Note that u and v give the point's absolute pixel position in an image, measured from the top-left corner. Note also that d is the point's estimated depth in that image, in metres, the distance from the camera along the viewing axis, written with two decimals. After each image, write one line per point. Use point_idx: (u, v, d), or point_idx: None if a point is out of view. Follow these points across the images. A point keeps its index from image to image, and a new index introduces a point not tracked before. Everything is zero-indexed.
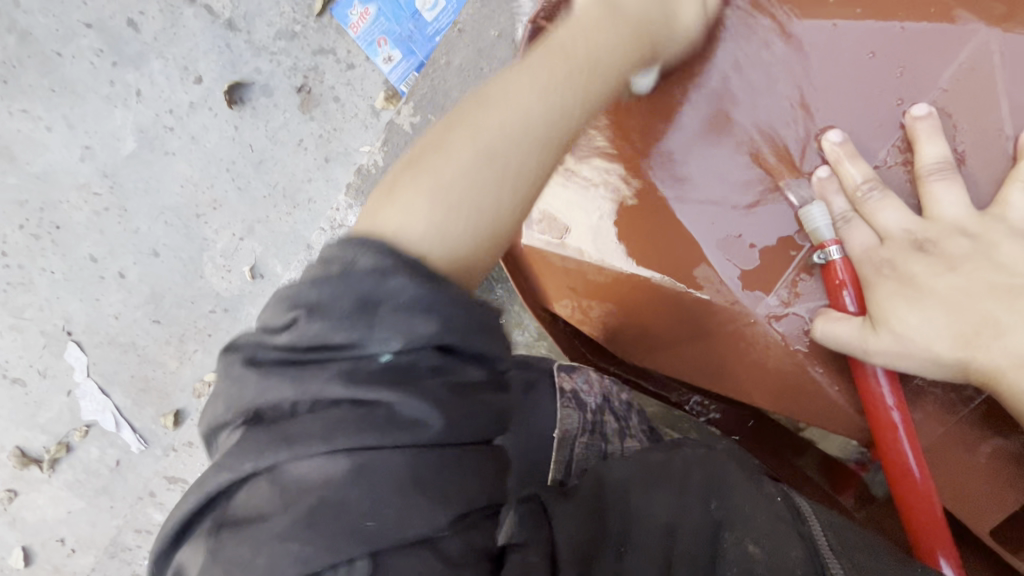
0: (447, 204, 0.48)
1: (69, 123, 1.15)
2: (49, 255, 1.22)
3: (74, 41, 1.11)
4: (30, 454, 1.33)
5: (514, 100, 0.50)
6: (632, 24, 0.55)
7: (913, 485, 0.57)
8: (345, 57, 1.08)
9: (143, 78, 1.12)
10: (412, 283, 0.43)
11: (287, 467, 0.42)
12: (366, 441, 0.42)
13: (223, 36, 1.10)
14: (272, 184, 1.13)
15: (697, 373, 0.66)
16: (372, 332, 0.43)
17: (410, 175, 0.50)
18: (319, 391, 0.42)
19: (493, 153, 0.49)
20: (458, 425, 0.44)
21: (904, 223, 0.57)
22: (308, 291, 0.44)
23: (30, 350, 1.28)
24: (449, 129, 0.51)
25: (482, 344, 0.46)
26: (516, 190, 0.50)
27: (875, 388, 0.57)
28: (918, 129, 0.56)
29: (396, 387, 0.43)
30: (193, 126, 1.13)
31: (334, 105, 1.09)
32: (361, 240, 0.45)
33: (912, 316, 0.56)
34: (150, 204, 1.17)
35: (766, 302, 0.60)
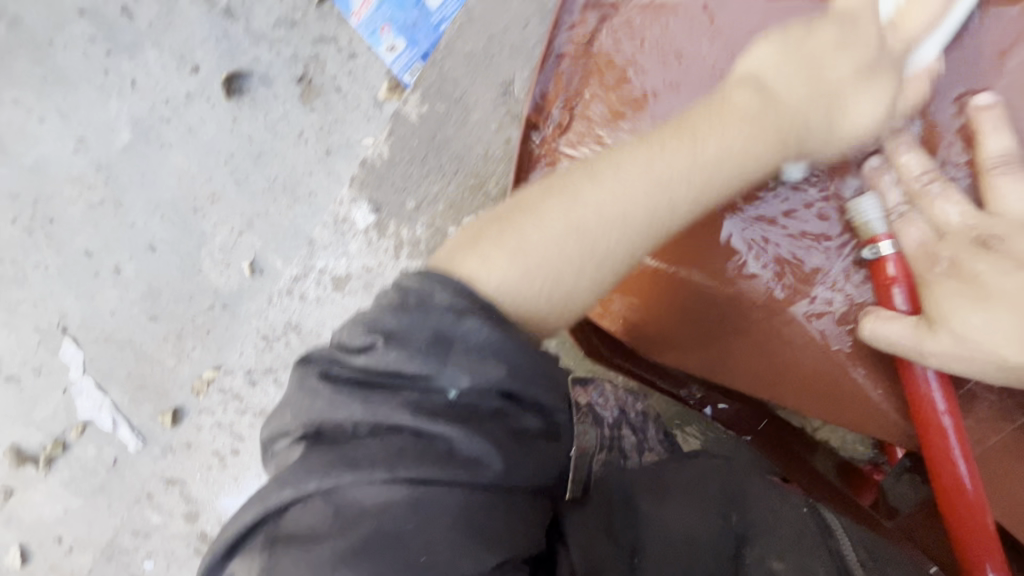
0: (529, 265, 0.48)
1: (62, 113, 1.11)
2: (43, 250, 1.19)
3: (67, 29, 1.08)
4: (26, 452, 1.30)
5: (621, 182, 0.50)
6: (775, 129, 0.53)
7: (963, 493, 0.53)
8: (347, 46, 1.05)
9: (138, 67, 1.08)
10: (487, 327, 0.43)
11: (348, 490, 0.40)
12: (425, 473, 0.41)
13: (221, 24, 1.07)
14: (271, 177, 1.10)
15: (725, 368, 0.63)
16: (444, 367, 0.42)
17: (500, 228, 0.50)
18: (386, 417, 0.41)
19: (584, 228, 0.49)
20: (517, 466, 0.44)
21: (966, 218, 0.53)
22: (391, 319, 0.43)
23: (24, 346, 1.25)
24: (544, 191, 0.51)
25: (541, 392, 0.45)
26: (604, 264, 0.50)
27: (922, 390, 0.54)
28: (981, 118, 0.53)
29: (462, 422, 0.42)
30: (190, 118, 1.10)
31: (336, 96, 1.06)
32: (441, 276, 0.45)
33: (976, 317, 0.52)
34: (146, 197, 1.14)
35: (806, 299, 0.59)
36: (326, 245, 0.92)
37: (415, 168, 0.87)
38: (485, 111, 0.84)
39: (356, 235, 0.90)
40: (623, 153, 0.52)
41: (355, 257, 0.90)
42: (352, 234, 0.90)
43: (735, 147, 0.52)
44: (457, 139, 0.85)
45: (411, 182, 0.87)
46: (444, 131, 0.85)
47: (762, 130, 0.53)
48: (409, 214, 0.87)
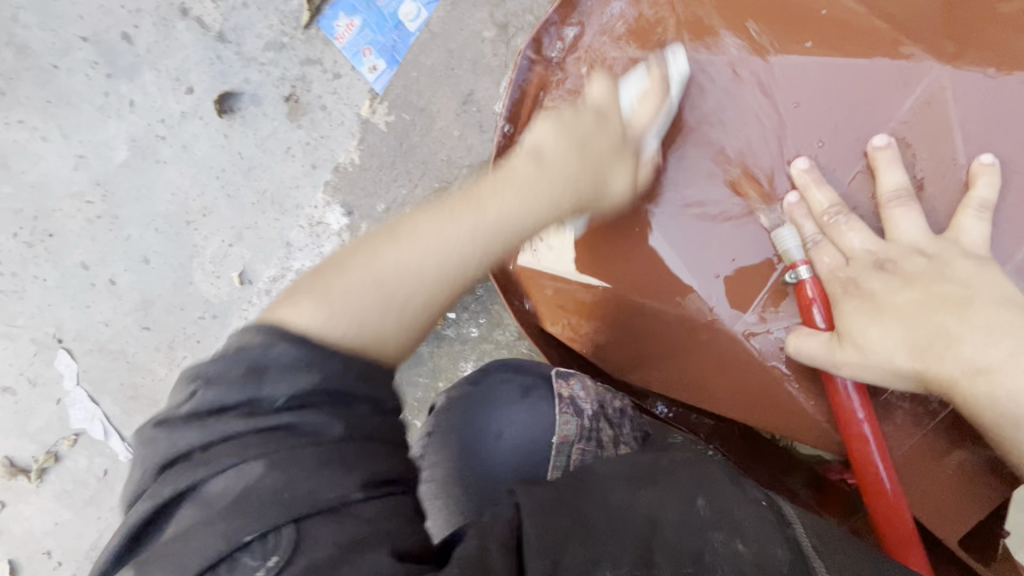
0: (345, 315, 0.55)
1: (64, 132, 1.18)
2: (41, 263, 1.24)
3: (71, 54, 1.15)
4: (18, 463, 1.33)
5: (418, 242, 0.60)
6: (567, 194, 0.68)
7: (880, 488, 0.65)
8: (332, 67, 1.11)
9: (136, 89, 1.15)
10: (295, 351, 0.51)
11: (207, 484, 0.49)
12: (275, 452, 0.49)
13: (214, 48, 1.13)
14: (260, 191, 1.16)
15: (684, 384, 0.75)
16: (262, 388, 0.50)
17: (312, 284, 0.57)
18: (219, 429, 0.49)
19: (383, 285, 0.57)
20: (357, 429, 0.51)
21: (866, 246, 0.66)
22: (209, 365, 0.51)
23: (21, 358, 1.29)
24: (355, 252, 0.60)
25: (364, 387, 0.53)
26: (391, 311, 0.57)
27: (844, 403, 0.66)
28: (878, 159, 0.65)
29: (280, 418, 0.50)
30: (184, 135, 1.16)
31: (321, 114, 1.12)
32: (268, 332, 0.52)
33: (872, 328, 0.64)
34: (141, 211, 1.20)
35: (743, 319, 0.71)
36: None
37: None
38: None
39: None
40: (419, 216, 0.62)
41: None
42: None
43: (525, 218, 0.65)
44: None
45: None
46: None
47: (539, 206, 0.66)
48: None
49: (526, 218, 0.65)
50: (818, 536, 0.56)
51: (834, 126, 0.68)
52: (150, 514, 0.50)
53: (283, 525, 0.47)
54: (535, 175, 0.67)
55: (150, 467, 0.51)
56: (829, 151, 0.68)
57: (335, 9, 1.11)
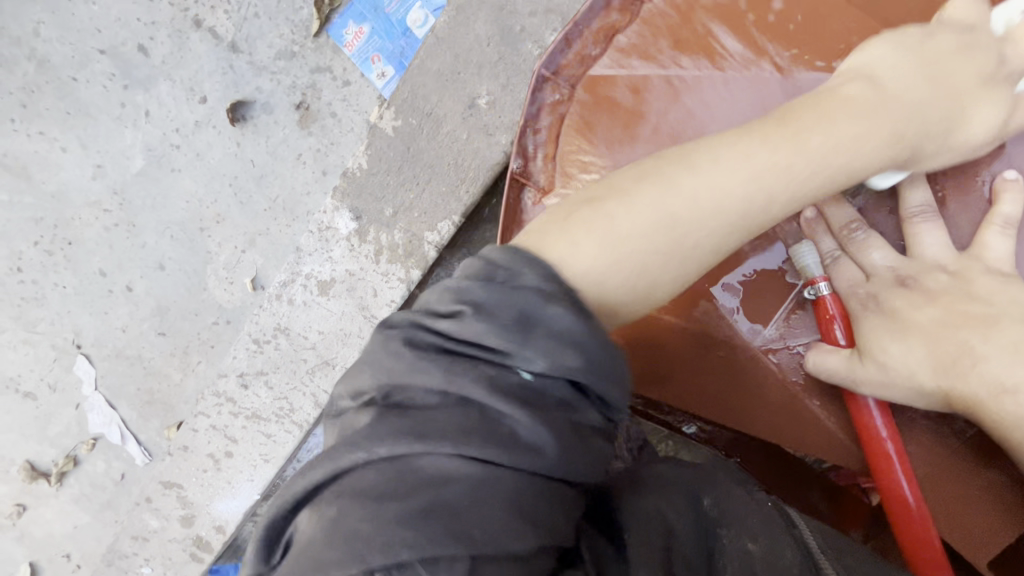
0: (611, 261, 0.47)
1: (83, 143, 1.20)
2: (61, 270, 1.27)
3: (89, 66, 1.18)
4: (39, 468, 1.36)
5: (711, 188, 0.48)
6: (893, 122, 0.50)
7: (909, 515, 0.54)
8: (342, 74, 1.12)
9: (152, 99, 1.18)
10: (572, 316, 0.43)
11: (416, 460, 0.41)
12: (487, 453, 0.40)
13: (226, 58, 1.15)
14: (271, 197, 1.17)
15: (700, 403, 0.63)
16: (523, 348, 0.42)
17: (590, 210, 0.49)
18: (462, 388, 0.42)
19: (674, 220, 0.48)
20: (572, 456, 0.43)
21: (888, 261, 0.56)
22: (477, 290, 0.43)
23: (41, 363, 1.32)
24: (636, 175, 0.50)
25: (612, 389, 0.44)
26: (681, 258, 0.49)
27: (865, 417, 0.56)
28: (899, 173, 0.55)
29: (527, 405, 0.42)
30: (198, 144, 1.18)
31: (331, 121, 1.13)
32: (528, 257, 0.45)
33: (895, 347, 0.54)
34: (157, 218, 1.22)
35: (762, 333, 0.60)
36: (312, 252, 0.97)
37: (392, 179, 0.93)
38: (455, 121, 0.90)
39: (338, 242, 0.96)
40: (718, 140, 0.50)
41: (338, 263, 0.96)
42: (335, 240, 0.96)
43: (871, 152, 0.50)
44: (429, 148, 0.91)
45: (387, 191, 0.93)
46: (417, 143, 0.91)
47: (882, 130, 0.50)
48: (386, 220, 0.93)
49: (870, 151, 0.50)
50: (825, 541, 0.54)
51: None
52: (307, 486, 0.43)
53: (460, 560, 0.39)
54: (881, 105, 0.50)
55: (382, 380, 0.44)
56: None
57: (343, 18, 1.12)
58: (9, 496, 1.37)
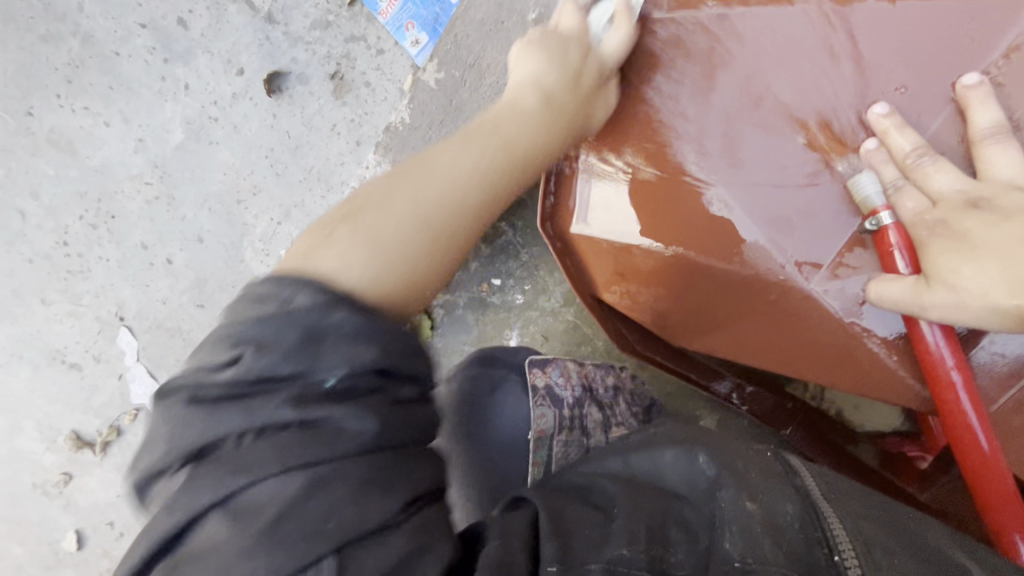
0: (383, 260, 0.53)
1: (125, 117, 1.23)
2: (105, 243, 1.31)
3: (130, 41, 1.20)
4: (84, 437, 1.41)
5: (454, 179, 0.58)
6: (558, 117, 0.65)
7: (976, 445, 0.55)
8: (375, 43, 1.13)
9: (191, 72, 1.20)
10: (353, 316, 0.48)
11: (243, 494, 0.44)
12: (310, 456, 0.44)
13: (263, 29, 1.17)
14: (307, 168, 1.19)
15: (746, 350, 0.66)
16: (316, 362, 0.46)
17: (347, 223, 0.55)
18: (267, 417, 0.45)
19: (425, 217, 0.56)
20: (396, 429, 0.48)
21: (957, 185, 0.55)
22: (251, 329, 0.47)
23: (86, 335, 1.36)
24: (390, 186, 0.58)
25: (414, 363, 0.50)
26: (438, 247, 0.57)
27: (931, 350, 0.55)
28: (969, 98, 0.55)
29: (335, 404, 0.46)
30: (235, 116, 1.20)
31: (365, 90, 1.14)
32: (302, 278, 0.49)
33: (966, 267, 0.53)
34: (196, 191, 1.25)
35: (818, 275, 0.60)
36: None
37: None
38: (498, 71, 1.06)
39: None
40: (449, 149, 0.61)
41: None
42: None
43: (538, 136, 0.64)
44: None
45: None
46: (458, 94, 1.08)
47: (547, 105, 0.65)
48: None
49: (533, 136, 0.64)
50: (826, 485, 0.58)
51: (914, 65, 0.58)
52: (167, 542, 0.45)
53: (325, 559, 0.43)
54: (551, 104, 0.65)
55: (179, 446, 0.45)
56: (911, 95, 0.58)
57: None
58: (57, 465, 1.43)
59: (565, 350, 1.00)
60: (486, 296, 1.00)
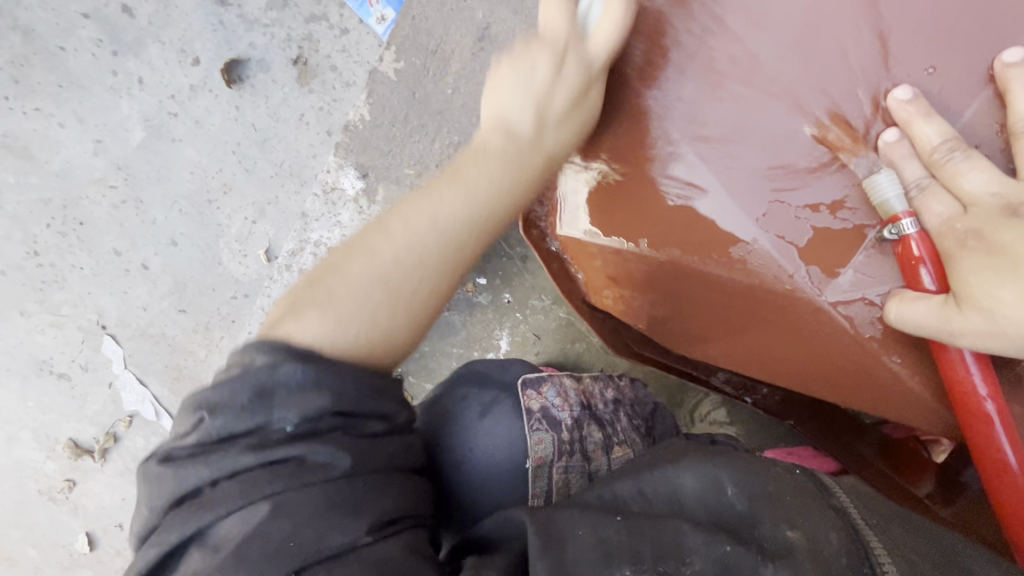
0: (342, 324, 0.49)
1: (79, 117, 1.15)
2: (77, 251, 1.25)
3: (74, 33, 1.11)
4: (82, 445, 1.39)
5: (410, 237, 0.52)
6: (531, 167, 0.56)
7: (1014, 484, 0.49)
8: (338, 22, 1.04)
9: (143, 65, 1.11)
10: (300, 368, 0.45)
11: (210, 530, 0.43)
12: (275, 488, 0.43)
13: (215, 13, 1.08)
14: (278, 162, 1.12)
15: (750, 362, 0.62)
16: (271, 415, 0.44)
17: (311, 289, 0.52)
18: (228, 467, 0.44)
19: (388, 280, 0.51)
20: (364, 458, 0.46)
21: (992, 186, 0.48)
22: (209, 392, 0.46)
23: (70, 345, 1.32)
24: (349, 250, 0.53)
25: (376, 403, 0.48)
26: (406, 309, 0.52)
27: (965, 379, 0.49)
28: (1011, 78, 0.48)
29: (297, 440, 0.44)
30: (196, 110, 1.12)
31: (332, 75, 1.06)
32: (271, 342, 0.47)
33: (1005, 291, 0.45)
34: (163, 193, 1.18)
35: (833, 287, 0.52)
36: None
37: None
38: (463, 58, 0.95)
39: None
40: (410, 203, 0.54)
41: None
42: None
43: (539, 163, 0.56)
44: None
45: None
46: (422, 84, 0.98)
47: (519, 176, 0.55)
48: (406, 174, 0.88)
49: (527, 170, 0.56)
50: (870, 511, 0.54)
51: (944, 41, 0.50)
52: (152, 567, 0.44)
53: None
54: (512, 146, 0.55)
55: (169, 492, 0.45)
56: (943, 76, 0.50)
57: None
58: (59, 473, 1.41)
59: (559, 348, 0.95)
60: (472, 297, 0.95)
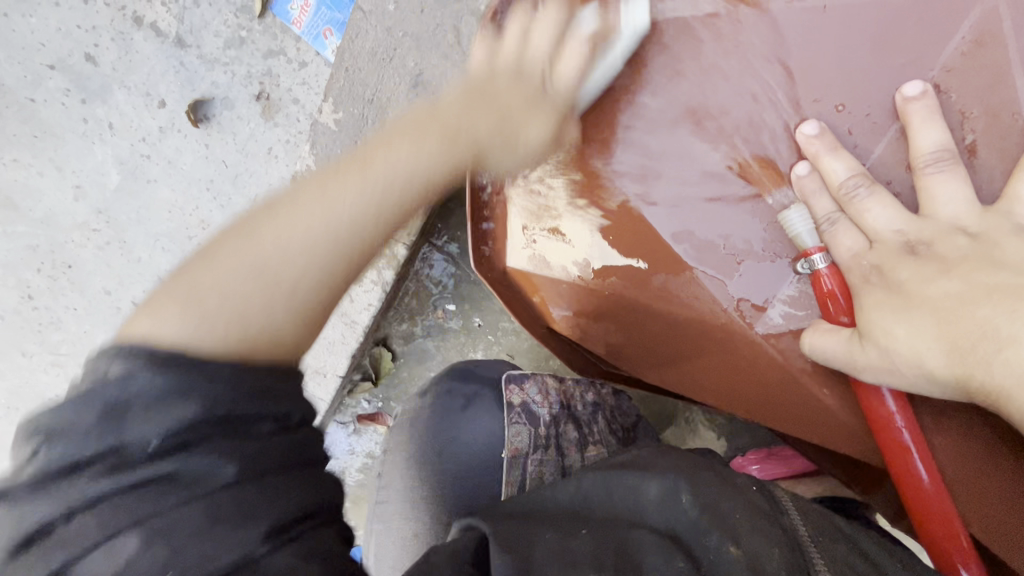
0: (200, 317, 0.46)
1: (56, 165, 1.17)
2: (68, 293, 1.27)
3: (42, 84, 1.13)
4: None
5: (299, 220, 0.51)
6: (444, 129, 0.58)
7: (927, 505, 0.55)
8: (296, 56, 1.07)
9: (112, 110, 1.13)
10: (155, 374, 0.41)
11: (82, 560, 0.38)
12: (160, 507, 0.39)
13: (175, 55, 1.09)
14: (250, 196, 1.14)
15: (700, 389, 0.66)
16: (123, 429, 0.40)
17: (175, 282, 0.49)
18: (86, 490, 0.39)
19: (272, 270, 0.49)
20: (260, 457, 0.42)
21: (895, 224, 0.53)
22: (48, 412, 0.40)
23: (73, 382, 1.36)
24: (227, 234, 0.52)
25: (265, 400, 0.44)
26: (290, 298, 0.50)
27: (880, 410, 0.56)
28: (911, 111, 0.53)
29: (172, 453, 0.40)
30: (167, 151, 1.14)
31: (294, 108, 1.08)
32: (102, 347, 0.43)
33: (899, 328, 0.52)
34: (145, 232, 1.20)
35: (765, 319, 0.60)
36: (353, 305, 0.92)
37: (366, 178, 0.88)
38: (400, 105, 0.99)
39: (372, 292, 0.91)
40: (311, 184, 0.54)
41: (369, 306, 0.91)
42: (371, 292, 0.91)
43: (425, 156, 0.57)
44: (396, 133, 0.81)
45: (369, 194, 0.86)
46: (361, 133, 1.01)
47: (430, 140, 0.57)
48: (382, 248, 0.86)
49: (392, 177, 0.54)
50: (817, 528, 0.55)
51: (852, 81, 0.55)
52: None
53: None
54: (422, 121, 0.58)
55: None
56: (851, 113, 0.56)
57: None
58: None
59: (533, 365, 1.00)
60: (444, 322, 1.01)
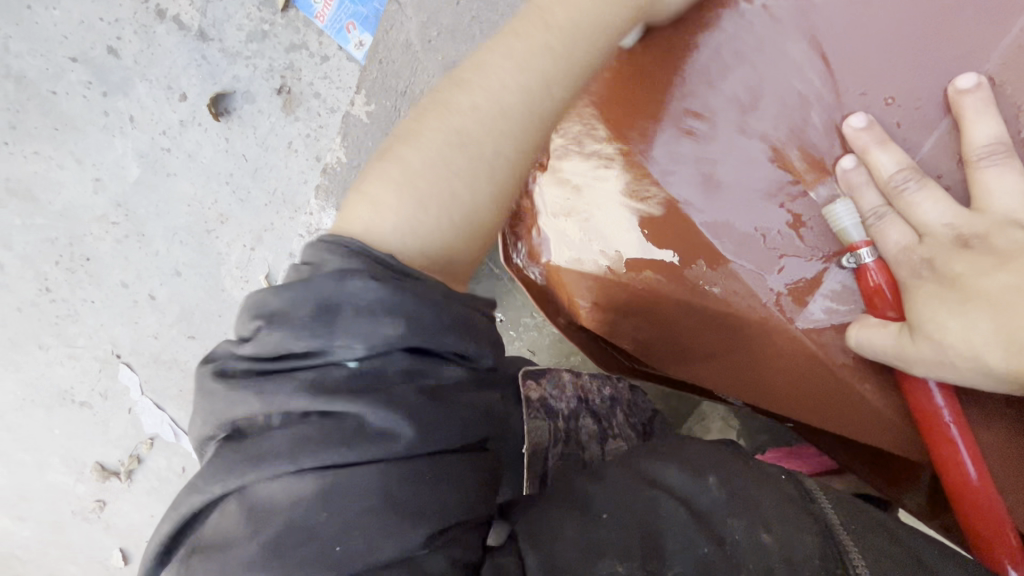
0: (411, 204, 0.52)
1: (77, 157, 1.18)
2: (86, 286, 1.28)
3: (64, 77, 1.13)
4: (109, 467, 1.44)
5: (478, 120, 0.54)
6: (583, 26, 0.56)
7: (977, 502, 0.55)
8: (318, 50, 1.07)
9: (133, 104, 1.13)
10: (370, 286, 0.46)
11: (260, 489, 0.45)
12: (334, 457, 0.44)
13: (198, 48, 1.09)
14: (270, 190, 1.14)
15: (734, 382, 0.67)
16: (334, 338, 0.46)
17: (384, 165, 0.55)
18: (283, 404, 0.46)
19: (462, 157, 0.54)
20: (432, 430, 0.46)
21: (947, 218, 0.53)
22: (274, 300, 0.47)
23: (88, 375, 1.37)
24: (417, 125, 0.56)
25: (450, 339, 0.48)
26: (485, 180, 0.55)
27: (928, 406, 0.56)
28: (965, 103, 0.53)
29: (361, 395, 0.45)
30: (188, 144, 1.14)
31: (316, 102, 1.09)
32: (330, 240, 0.50)
33: (953, 322, 0.52)
34: (164, 225, 1.20)
35: (805, 314, 0.60)
36: None
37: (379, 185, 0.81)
38: None
39: None
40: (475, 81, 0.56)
41: None
42: None
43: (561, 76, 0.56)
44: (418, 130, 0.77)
45: None
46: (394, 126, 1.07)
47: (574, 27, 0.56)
48: None
49: (532, 101, 0.55)
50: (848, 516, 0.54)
51: (900, 75, 0.55)
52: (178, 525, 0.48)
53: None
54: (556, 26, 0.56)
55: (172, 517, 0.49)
56: (900, 106, 0.56)
57: None
58: (88, 494, 1.47)
59: (554, 362, 1.01)
60: None
